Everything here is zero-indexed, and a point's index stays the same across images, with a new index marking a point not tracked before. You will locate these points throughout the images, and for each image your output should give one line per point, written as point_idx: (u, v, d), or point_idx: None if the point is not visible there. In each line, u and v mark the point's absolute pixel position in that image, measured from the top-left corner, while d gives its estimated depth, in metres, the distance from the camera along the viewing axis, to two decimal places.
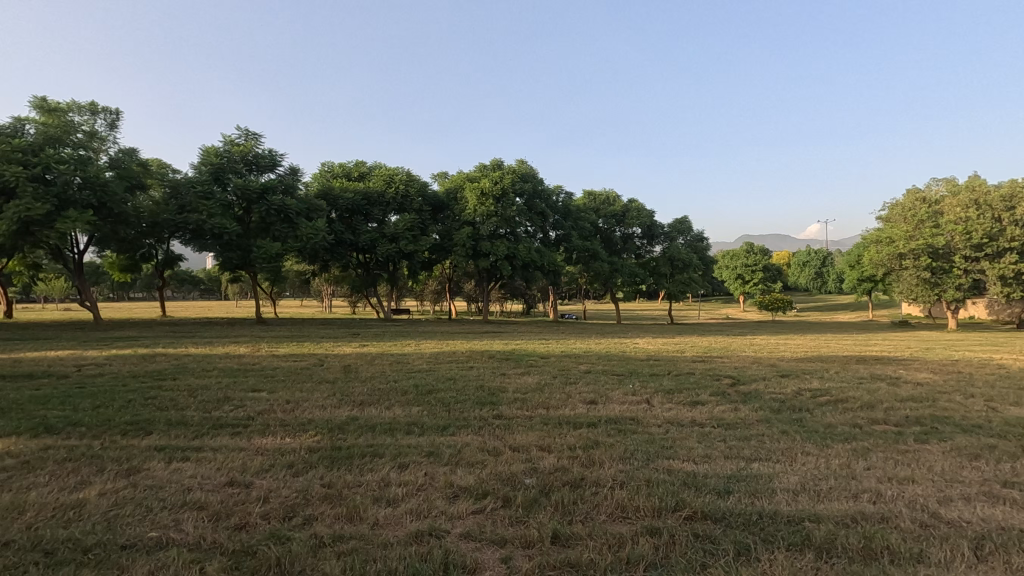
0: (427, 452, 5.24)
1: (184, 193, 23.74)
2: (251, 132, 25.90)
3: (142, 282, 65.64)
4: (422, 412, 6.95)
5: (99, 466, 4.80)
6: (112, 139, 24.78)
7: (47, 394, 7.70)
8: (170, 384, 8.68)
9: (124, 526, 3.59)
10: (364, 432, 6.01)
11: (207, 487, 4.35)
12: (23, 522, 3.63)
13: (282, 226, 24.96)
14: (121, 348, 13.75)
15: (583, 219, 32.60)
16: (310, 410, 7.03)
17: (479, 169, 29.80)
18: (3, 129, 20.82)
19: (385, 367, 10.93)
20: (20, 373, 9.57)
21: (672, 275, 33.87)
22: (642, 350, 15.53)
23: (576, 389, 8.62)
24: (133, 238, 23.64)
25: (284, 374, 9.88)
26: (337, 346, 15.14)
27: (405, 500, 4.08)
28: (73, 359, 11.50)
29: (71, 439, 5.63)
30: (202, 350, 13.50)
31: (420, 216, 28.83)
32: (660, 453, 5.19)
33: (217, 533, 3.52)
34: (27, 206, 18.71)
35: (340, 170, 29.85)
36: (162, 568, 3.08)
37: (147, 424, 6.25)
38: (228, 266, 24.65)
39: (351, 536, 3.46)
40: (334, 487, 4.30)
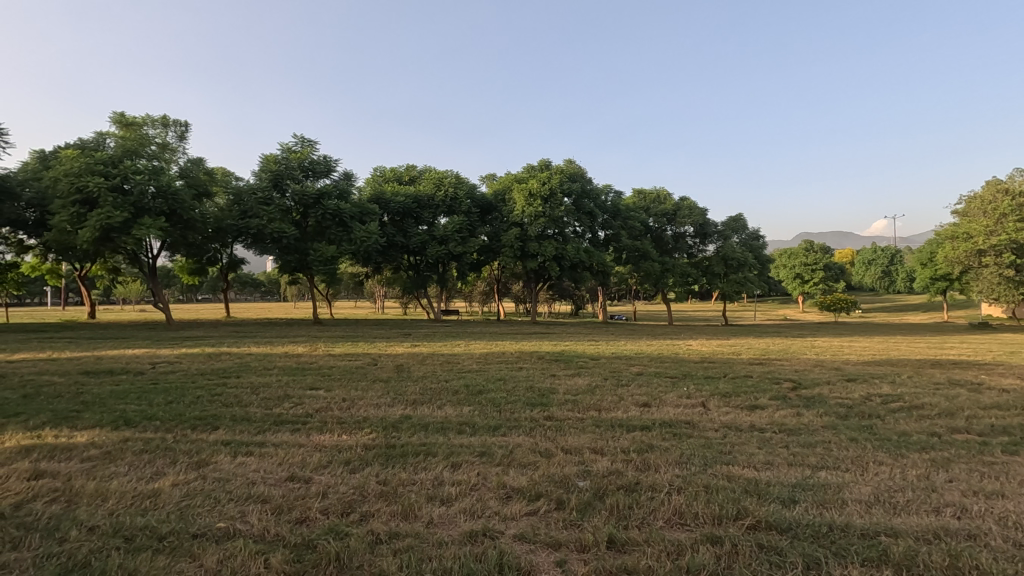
0: (479, 451, 5.26)
1: (246, 199, 24.95)
2: (307, 139, 26.91)
3: (210, 284, 69.48)
4: (473, 412, 7.00)
5: (172, 458, 5.08)
6: (181, 149, 26.47)
7: (126, 389, 8.25)
8: (235, 381, 9.11)
9: (195, 516, 3.77)
10: (417, 430, 6.11)
11: (270, 481, 4.52)
12: (106, 509, 3.89)
13: (337, 230, 25.86)
14: (190, 347, 14.57)
15: (633, 218, 32.07)
16: (365, 409, 7.21)
17: (527, 170, 29.75)
18: (88, 143, 22.60)
19: (437, 367, 11.09)
20: (102, 369, 10.32)
21: (727, 275, 32.72)
22: (695, 352, 15.08)
23: (628, 391, 8.48)
24: (200, 243, 25.01)
25: (338, 373, 10.18)
26: (389, 346, 15.47)
27: (459, 499, 4.10)
28: (149, 356, 12.26)
29: (147, 431, 6.00)
30: (264, 349, 14.10)
31: (469, 218, 29.10)
32: (718, 458, 5.01)
33: (279, 526, 3.64)
34: (108, 214, 20.14)
35: (391, 174, 30.65)
36: (230, 557, 3.21)
37: (214, 419, 6.57)
38: (287, 268, 25.69)
39: (406, 534, 3.50)
40: (389, 484, 4.37)
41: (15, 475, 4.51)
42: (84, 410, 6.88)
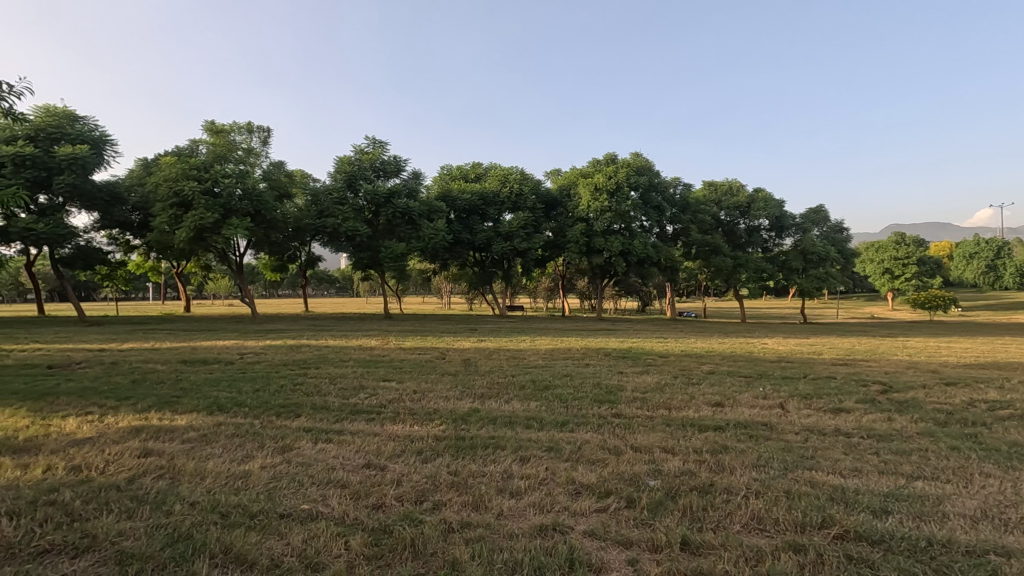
0: (547, 446, 5.27)
1: (323, 199, 26.26)
2: (378, 140, 27.87)
3: (290, 281, 73.71)
4: (540, 408, 7.02)
5: (260, 442, 5.44)
6: (264, 153, 28.29)
7: (219, 377, 8.94)
8: (314, 372, 9.64)
9: (282, 497, 4.03)
10: (485, 424, 6.20)
11: (348, 467, 4.73)
12: (204, 486, 4.22)
13: (406, 228, 26.71)
14: (273, 339, 15.52)
15: (703, 212, 30.94)
16: (435, 401, 7.41)
17: (592, 165, 29.32)
18: (184, 150, 24.61)
19: (503, 362, 11.21)
20: (198, 358, 11.23)
21: (806, 269, 30.82)
22: (771, 351, 14.40)
23: (700, 390, 8.21)
24: (281, 241, 26.59)
25: (408, 365, 10.51)
26: (457, 340, 15.81)
27: (528, 493, 4.13)
28: (237, 347, 13.18)
29: (238, 417, 6.47)
30: (339, 342, 14.82)
31: (534, 214, 29.12)
32: (800, 463, 4.74)
33: (358, 510, 3.81)
34: (201, 215, 21.83)
35: (458, 172, 31.26)
36: (314, 537, 3.39)
37: (297, 407, 6.98)
38: (360, 265, 26.80)
39: (477, 524, 3.56)
40: (460, 475, 4.47)
41: (128, 452, 4.99)
42: (183, 396, 7.50)
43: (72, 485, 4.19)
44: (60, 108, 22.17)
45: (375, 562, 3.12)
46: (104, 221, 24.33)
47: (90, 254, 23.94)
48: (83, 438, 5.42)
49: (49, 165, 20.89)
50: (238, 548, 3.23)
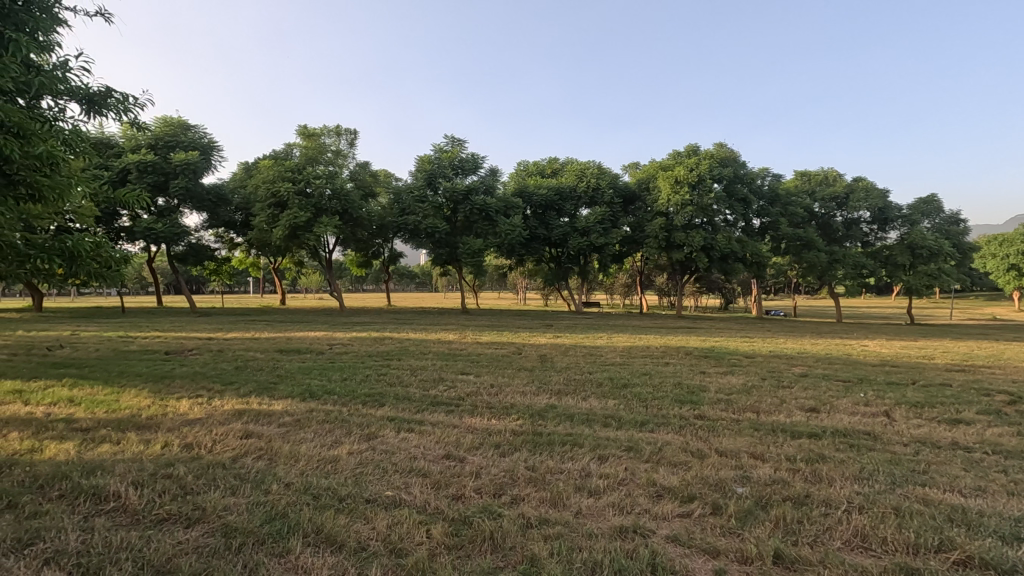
0: (626, 446, 5.14)
1: (405, 198, 27.24)
2: (457, 139, 28.44)
3: (374, 277, 77.32)
4: (619, 406, 6.88)
5: (348, 429, 5.72)
6: (351, 155, 29.85)
7: (311, 366, 9.53)
8: (397, 363, 10.02)
9: (368, 483, 4.20)
10: (563, 420, 6.16)
11: (428, 456, 4.87)
12: (298, 469, 4.49)
13: (484, 224, 27.17)
14: (360, 331, 16.33)
15: (795, 204, 29.03)
16: (512, 395, 7.47)
17: (672, 157, 28.29)
18: (280, 154, 26.49)
19: (579, 359, 11.08)
20: (292, 347, 12.04)
21: (914, 266, 27.97)
22: (874, 354, 13.22)
23: (791, 394, 7.69)
24: (366, 239, 27.84)
25: (485, 360, 10.64)
26: (533, 336, 15.85)
27: (608, 492, 4.04)
28: (327, 338, 13.97)
29: (328, 403, 6.86)
30: (420, 335, 15.30)
31: (612, 209, 28.54)
32: (911, 478, 4.30)
33: (439, 500, 3.89)
34: (296, 215, 23.33)
35: (534, 168, 31.44)
36: (397, 523, 3.51)
37: (381, 396, 7.28)
38: (439, 261, 27.57)
39: (556, 521, 3.53)
40: (538, 471, 4.47)
41: (233, 433, 5.42)
42: (280, 382, 8.07)
43: (185, 460, 4.61)
44: (174, 118, 24.44)
45: (455, 553, 3.17)
46: (211, 220, 26.66)
47: (201, 251, 26.31)
48: (195, 418, 5.95)
49: (167, 170, 23.13)
50: (328, 529, 3.40)
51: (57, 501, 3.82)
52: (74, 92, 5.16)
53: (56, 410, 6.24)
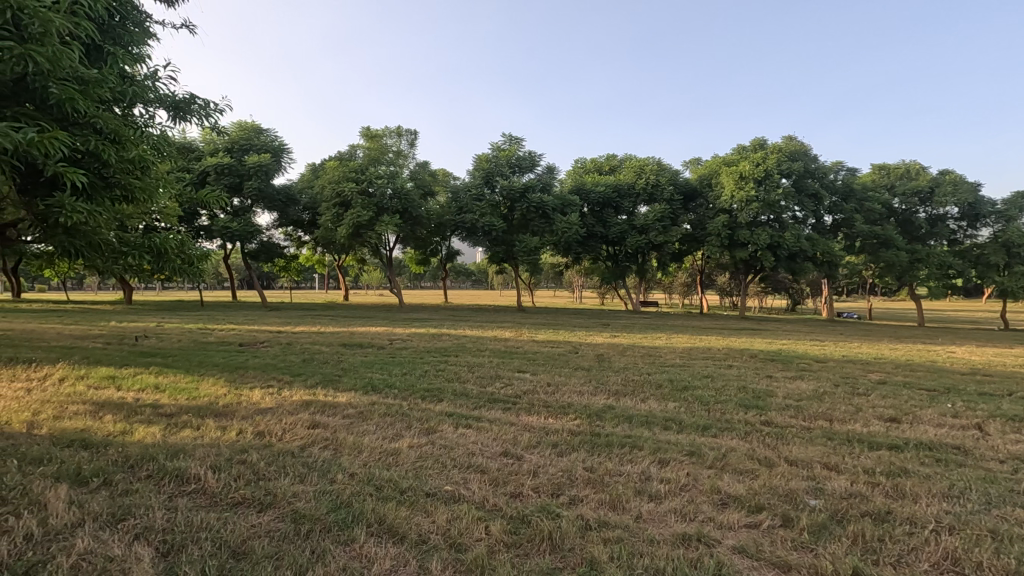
0: (688, 450, 4.98)
1: (462, 197, 27.64)
2: (514, 137, 28.51)
3: (432, 274, 78.97)
4: (679, 409, 6.68)
5: (408, 422, 5.85)
6: (411, 154, 30.62)
7: (372, 360, 9.84)
8: (455, 359, 10.17)
9: (428, 477, 4.28)
10: (621, 422, 6.05)
11: (486, 453, 4.90)
12: (361, 460, 4.62)
13: (540, 222, 27.19)
14: (418, 327, 16.71)
15: (872, 200, 27.26)
16: (570, 395, 7.41)
17: (737, 152, 27.17)
18: (345, 155, 27.57)
19: (638, 359, 10.86)
20: (355, 342, 12.47)
21: (1009, 266, 25.61)
22: (961, 361, 12.21)
23: (868, 402, 7.22)
24: (425, 237, 28.46)
25: (541, 358, 10.62)
26: (589, 335, 15.68)
27: (669, 497, 3.93)
28: (388, 334, 14.38)
29: (389, 397, 7.04)
30: (477, 332, 15.46)
31: (672, 206, 27.79)
32: (1011, 499, 3.92)
33: (496, 497, 3.90)
34: (359, 214, 24.16)
35: (592, 165, 31.14)
36: (456, 518, 3.54)
37: (439, 392, 7.41)
38: (496, 259, 27.79)
39: (615, 525, 3.46)
40: (596, 472, 4.39)
41: (301, 423, 5.67)
42: (343, 375, 8.37)
43: (258, 448, 4.86)
44: (249, 122, 25.83)
45: (514, 550, 3.17)
46: (281, 220, 28.05)
47: (272, 249, 27.72)
48: (266, 408, 6.27)
49: (241, 172, 24.54)
50: (391, 520, 3.48)
51: (145, 480, 4.12)
52: (163, 101, 5.51)
53: (145, 396, 6.74)
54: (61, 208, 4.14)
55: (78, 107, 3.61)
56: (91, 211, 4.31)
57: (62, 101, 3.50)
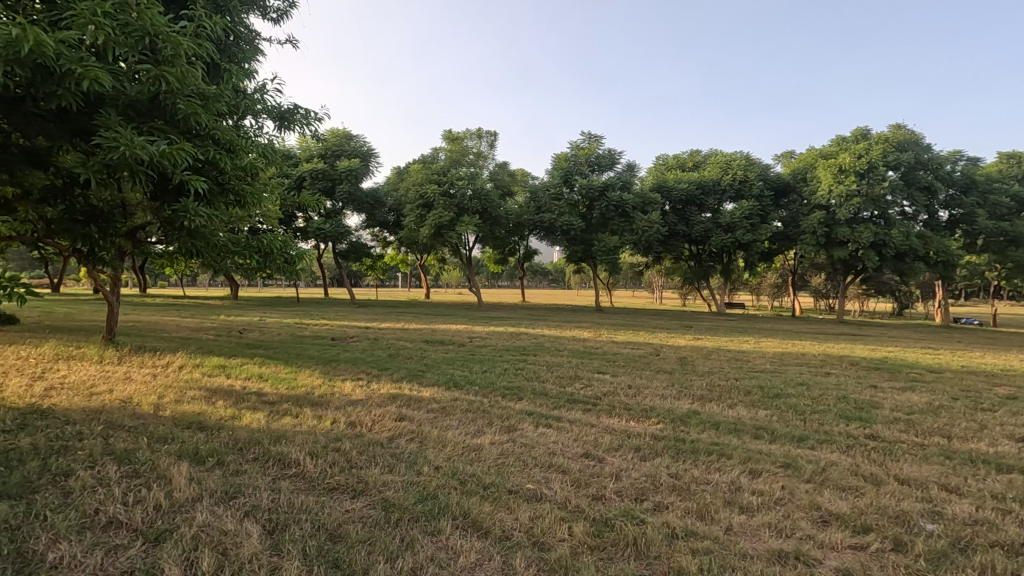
0: (782, 462, 4.69)
1: (541, 196, 27.73)
2: (593, 135, 28.19)
3: (510, 274, 79.86)
4: (771, 417, 6.30)
5: (489, 419, 5.94)
6: (490, 155, 31.21)
7: (454, 357, 10.10)
8: (533, 359, 10.22)
9: (510, 474, 4.32)
10: (707, 428, 5.80)
11: (567, 454, 4.87)
12: (446, 454, 4.75)
13: (620, 221, 26.70)
14: (497, 325, 16.96)
15: (998, 193, 24.38)
16: (652, 398, 7.20)
17: (836, 143, 25.25)
18: (427, 158, 28.62)
19: (724, 363, 10.38)
20: (437, 338, 12.86)
21: None
22: None
23: (995, 419, 6.44)
24: (504, 236, 28.81)
25: (621, 360, 10.42)
26: (671, 337, 15.20)
27: (763, 511, 3.72)
28: (468, 331, 14.70)
29: (470, 393, 7.20)
30: (555, 332, 15.41)
31: (761, 202, 26.32)
32: None
33: (579, 499, 3.87)
34: (440, 215, 24.90)
35: (674, 162, 30.18)
36: (539, 517, 3.55)
37: (519, 391, 7.47)
38: (574, 258, 27.62)
39: (703, 535, 3.33)
40: (681, 479, 4.24)
41: (389, 415, 5.93)
42: (427, 370, 8.66)
43: (350, 437, 5.13)
44: (340, 129, 27.34)
45: (598, 554, 3.13)
46: (369, 221, 29.47)
47: (360, 249, 29.18)
48: (357, 399, 6.61)
49: (334, 176, 26.11)
50: (475, 515, 3.55)
51: (253, 462, 4.48)
52: (270, 112, 5.94)
53: (251, 384, 7.33)
54: (186, 213, 4.59)
55: (201, 121, 3.97)
56: (211, 215, 4.74)
57: (188, 116, 3.86)
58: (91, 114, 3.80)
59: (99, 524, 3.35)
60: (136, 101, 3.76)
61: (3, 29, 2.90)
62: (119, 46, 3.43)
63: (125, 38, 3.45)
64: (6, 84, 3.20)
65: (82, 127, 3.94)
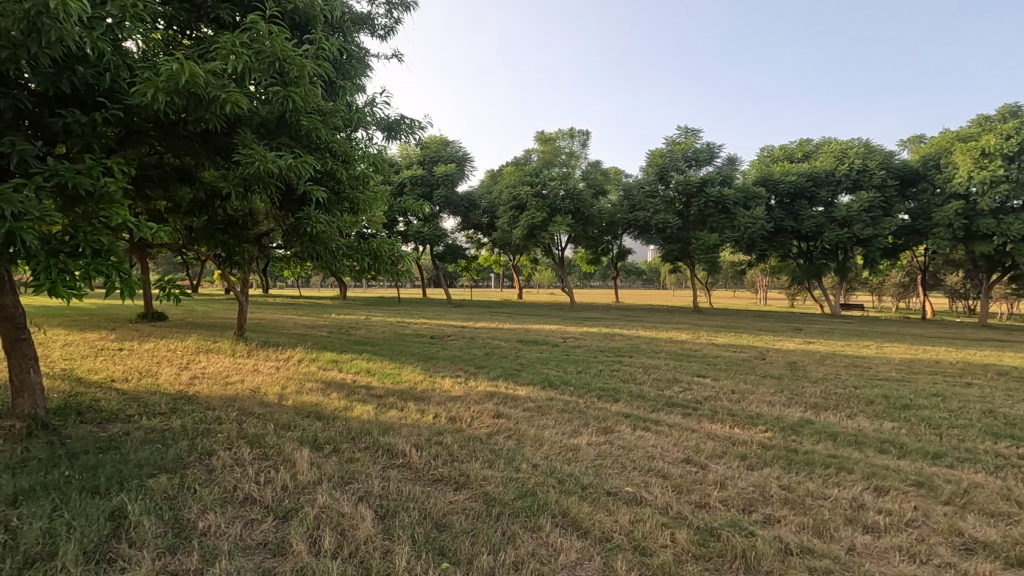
0: (913, 480, 4.23)
1: (636, 194, 27.13)
2: (690, 129, 27.06)
3: (602, 273, 78.80)
4: (899, 430, 5.71)
5: (585, 420, 5.92)
6: (583, 155, 31.13)
7: (548, 357, 10.16)
8: (629, 360, 10.01)
9: (608, 475, 4.29)
10: (822, 439, 5.38)
11: (667, 459, 4.73)
12: (543, 452, 4.80)
13: (720, 218, 25.38)
14: (589, 326, 16.81)
15: None
16: (759, 405, 6.80)
17: (976, 124, 22.33)
18: (521, 159, 29.08)
19: (840, 370, 9.54)
20: (531, 338, 12.99)
21: None
22: None
23: None
24: (597, 236, 28.57)
25: (723, 363, 9.93)
26: (778, 340, 14.21)
27: (890, 532, 3.39)
28: (561, 332, 14.70)
29: (566, 394, 7.21)
30: (650, 333, 14.97)
31: (884, 193, 23.88)
32: None
33: (681, 505, 3.75)
34: (534, 216, 25.12)
35: (781, 153, 28.28)
36: (640, 521, 3.49)
37: (615, 392, 7.37)
38: (670, 257, 26.74)
39: (821, 554, 3.10)
40: (795, 492, 3.97)
41: (486, 412, 6.10)
42: (522, 369, 8.80)
43: (451, 432, 5.34)
44: (437, 136, 28.41)
45: (703, 564, 3.02)
46: (464, 224, 30.43)
47: (455, 250, 30.19)
48: (456, 395, 6.86)
49: (431, 182, 27.35)
50: (574, 514, 3.55)
51: (365, 451, 4.80)
52: (379, 123, 6.34)
53: (360, 378, 7.87)
54: (308, 220, 5.02)
55: (321, 135, 4.33)
56: (329, 221, 5.15)
57: (310, 132, 4.23)
58: (231, 133, 4.28)
59: (237, 499, 3.76)
60: (267, 120, 4.18)
61: (166, 65, 3.36)
62: (254, 71, 3.84)
63: (260, 63, 3.85)
64: (166, 112, 3.70)
65: (223, 144, 4.44)
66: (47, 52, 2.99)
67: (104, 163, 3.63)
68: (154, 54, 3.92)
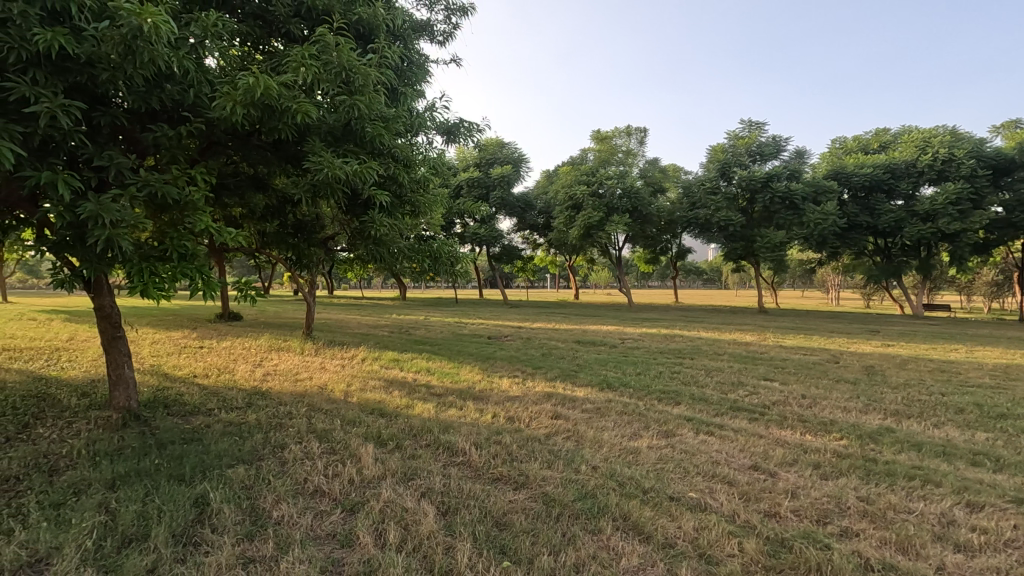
0: (1012, 496, 3.88)
1: (696, 191, 26.36)
2: (755, 122, 25.98)
3: (661, 273, 76.97)
4: (994, 442, 5.24)
5: (645, 423, 5.80)
6: (641, 153, 30.61)
7: (606, 358, 10.04)
8: (690, 362, 9.73)
9: (670, 480, 4.18)
10: (905, 449, 5.02)
11: (733, 465, 4.56)
12: (602, 454, 4.74)
13: (788, 214, 24.18)
14: (648, 327, 16.45)
15: None
16: (832, 410, 6.43)
17: None
18: (577, 159, 28.93)
19: (924, 374, 8.88)
20: (588, 339, 12.87)
21: None
22: None
23: None
24: (655, 235, 28.01)
25: (791, 366, 9.46)
26: (853, 342, 13.39)
27: (987, 553, 3.11)
28: (619, 333, 14.47)
29: (625, 395, 7.09)
30: (712, 334, 14.49)
31: (973, 184, 22.03)
32: None
33: (749, 513, 3.60)
34: (591, 215, 24.90)
35: (854, 144, 26.69)
36: (705, 528, 3.38)
37: (676, 395, 7.18)
38: (733, 256, 25.83)
39: (905, 571, 2.89)
40: (874, 505, 3.73)
41: (544, 412, 6.10)
42: (580, 370, 8.74)
43: (509, 431, 5.37)
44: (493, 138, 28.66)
45: None
46: (520, 224, 30.56)
47: (512, 251, 30.38)
48: (514, 395, 6.90)
49: (487, 184, 27.69)
50: (636, 518, 3.49)
51: (426, 448, 4.91)
52: (439, 127, 6.46)
53: (421, 377, 8.07)
54: (372, 223, 5.19)
55: (384, 140, 4.47)
56: (392, 224, 5.30)
57: (373, 137, 4.38)
58: (300, 142, 4.48)
59: (308, 491, 3.95)
60: (334, 128, 4.35)
61: (243, 79, 3.56)
62: (322, 81, 4.00)
63: (328, 72, 4.01)
64: (243, 123, 3.92)
65: (293, 153, 4.65)
66: (140, 73, 3.24)
67: (188, 173, 3.88)
68: (232, 70, 4.17)
